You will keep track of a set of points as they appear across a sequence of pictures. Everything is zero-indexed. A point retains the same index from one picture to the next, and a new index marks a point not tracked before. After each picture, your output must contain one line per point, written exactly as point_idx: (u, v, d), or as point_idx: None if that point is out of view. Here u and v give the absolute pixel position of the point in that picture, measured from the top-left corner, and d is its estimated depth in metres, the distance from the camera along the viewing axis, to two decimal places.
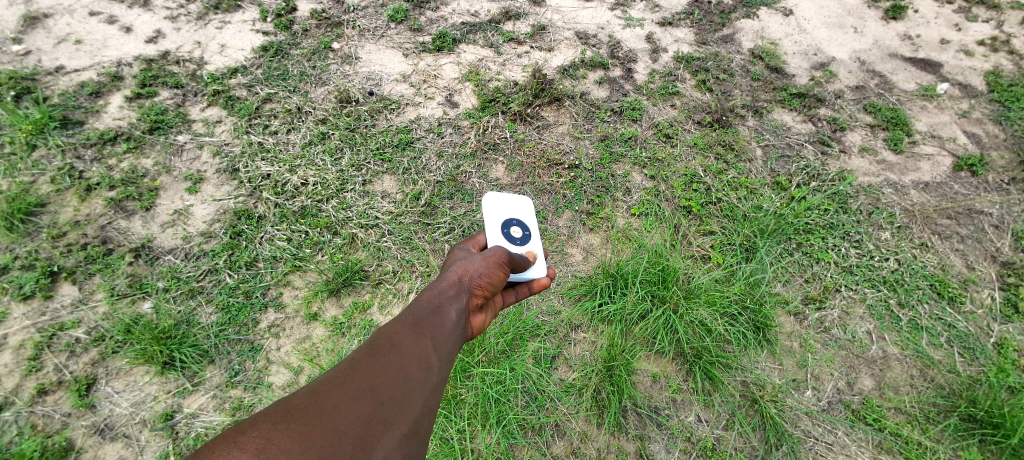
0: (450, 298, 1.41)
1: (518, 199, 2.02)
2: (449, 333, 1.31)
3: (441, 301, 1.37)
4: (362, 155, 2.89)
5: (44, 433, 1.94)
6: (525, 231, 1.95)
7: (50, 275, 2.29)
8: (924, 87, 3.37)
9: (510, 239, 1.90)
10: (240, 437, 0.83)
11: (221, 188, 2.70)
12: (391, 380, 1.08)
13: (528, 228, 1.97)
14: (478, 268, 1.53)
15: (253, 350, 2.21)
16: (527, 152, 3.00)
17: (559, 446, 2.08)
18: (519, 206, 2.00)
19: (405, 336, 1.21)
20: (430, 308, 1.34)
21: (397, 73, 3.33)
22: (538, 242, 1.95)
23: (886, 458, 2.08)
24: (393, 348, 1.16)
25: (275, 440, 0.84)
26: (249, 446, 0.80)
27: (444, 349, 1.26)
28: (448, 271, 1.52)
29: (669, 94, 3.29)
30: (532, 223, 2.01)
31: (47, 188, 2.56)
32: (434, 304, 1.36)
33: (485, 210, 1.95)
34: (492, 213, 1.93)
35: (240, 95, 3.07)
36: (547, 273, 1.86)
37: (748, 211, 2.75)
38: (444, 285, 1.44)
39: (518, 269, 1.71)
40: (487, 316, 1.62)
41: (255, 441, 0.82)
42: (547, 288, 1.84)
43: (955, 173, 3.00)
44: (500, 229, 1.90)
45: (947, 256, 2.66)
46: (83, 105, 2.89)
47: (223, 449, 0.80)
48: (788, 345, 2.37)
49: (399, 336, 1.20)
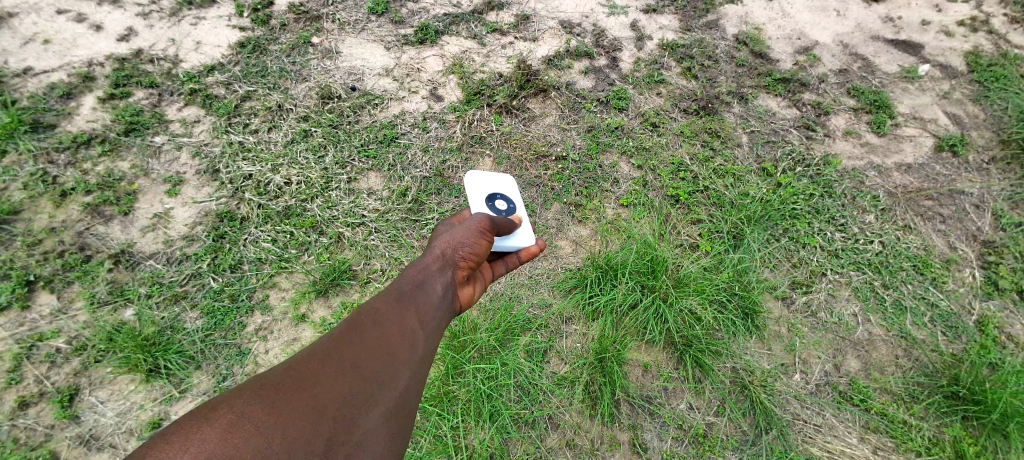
0: (434, 273, 1.46)
1: (501, 177, 2.05)
2: (435, 306, 1.38)
3: (425, 278, 1.42)
4: (347, 151, 2.85)
5: (28, 446, 1.90)
6: (510, 204, 1.96)
7: (27, 284, 2.23)
8: (906, 69, 3.39)
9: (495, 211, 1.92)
10: (213, 412, 0.84)
11: (202, 190, 2.65)
12: (376, 353, 1.13)
13: (513, 201, 1.98)
14: (462, 239, 1.56)
15: (241, 353, 2.18)
16: (514, 144, 2.97)
17: (554, 438, 2.09)
18: (502, 183, 2.03)
19: (389, 311, 1.26)
20: (414, 283, 1.40)
21: (380, 67, 3.27)
22: (523, 212, 1.96)
23: (873, 437, 2.12)
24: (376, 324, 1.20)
25: (252, 413, 0.86)
26: (222, 420, 0.82)
27: (431, 322, 1.33)
28: (432, 244, 1.56)
29: (655, 82, 3.28)
30: (517, 197, 2.03)
31: (20, 195, 2.49)
32: (420, 280, 1.42)
33: (469, 186, 1.97)
34: (475, 190, 1.95)
35: (219, 93, 3.00)
36: (534, 241, 1.85)
37: (735, 198, 2.76)
38: (428, 261, 1.48)
39: (503, 232, 1.74)
40: (475, 288, 1.65)
41: (230, 415, 0.84)
42: (536, 256, 1.83)
43: (937, 154, 3.04)
44: (485, 204, 1.93)
45: (930, 237, 2.70)
46: (54, 108, 2.80)
47: (195, 424, 0.81)
48: (776, 330, 2.40)
49: (383, 312, 1.25)
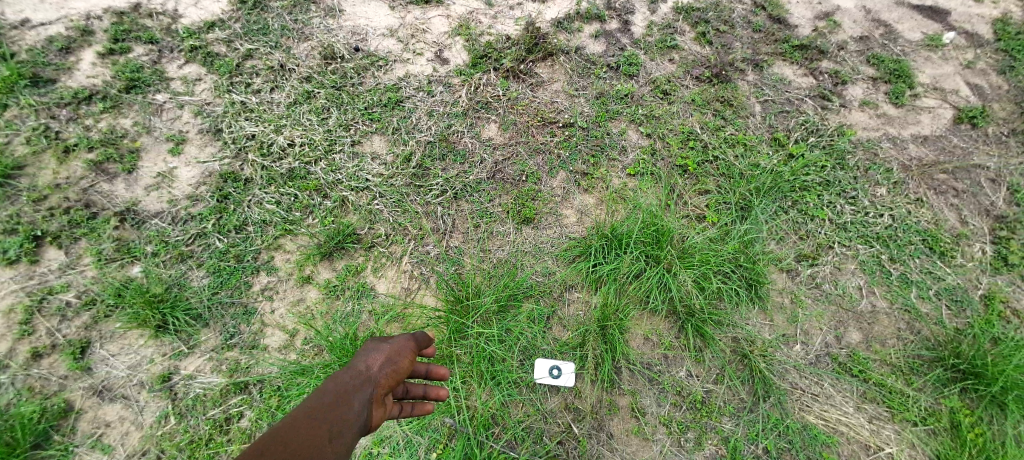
0: (355, 391, 1.20)
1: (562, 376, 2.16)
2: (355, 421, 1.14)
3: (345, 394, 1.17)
4: (350, 114, 2.80)
5: (43, 395, 1.96)
6: (558, 373, 2.16)
7: (35, 240, 2.25)
8: (930, 37, 3.25)
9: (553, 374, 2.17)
10: None
11: (205, 149, 2.62)
12: None
13: (559, 374, 2.16)
14: (387, 353, 1.34)
15: (248, 312, 2.21)
16: (521, 110, 2.91)
17: (554, 401, 2.13)
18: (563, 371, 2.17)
19: (298, 428, 1.04)
20: (333, 396, 1.16)
21: (384, 27, 3.18)
22: (549, 378, 2.16)
23: (869, 406, 2.15)
24: (282, 439, 0.99)
25: None
26: None
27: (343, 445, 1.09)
28: (357, 360, 1.31)
29: (667, 48, 3.18)
30: (559, 377, 2.16)
31: (23, 150, 2.47)
32: (338, 394, 1.17)
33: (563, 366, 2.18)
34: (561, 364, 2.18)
35: (220, 51, 2.94)
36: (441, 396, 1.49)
37: (745, 169, 2.70)
38: (351, 375, 1.24)
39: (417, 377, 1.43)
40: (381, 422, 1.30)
41: None
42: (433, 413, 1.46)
43: (955, 126, 2.95)
44: (554, 370, 2.17)
45: (941, 211, 2.65)
46: (53, 62, 2.76)
47: None
48: (779, 301, 2.40)
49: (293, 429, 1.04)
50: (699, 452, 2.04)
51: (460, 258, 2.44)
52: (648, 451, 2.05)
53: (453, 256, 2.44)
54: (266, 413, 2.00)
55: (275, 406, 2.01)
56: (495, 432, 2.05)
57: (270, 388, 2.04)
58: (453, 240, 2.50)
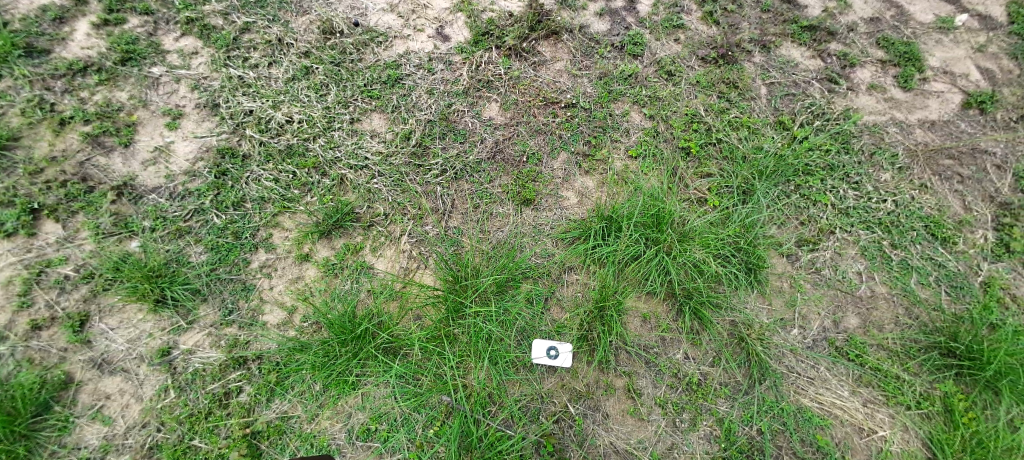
0: None
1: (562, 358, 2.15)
2: None
3: None
4: (349, 90, 2.76)
5: (43, 366, 1.97)
6: (557, 355, 2.15)
7: (31, 212, 2.22)
8: (943, 19, 3.17)
9: (551, 355, 2.16)
10: None
11: (202, 124, 2.59)
12: None
13: (558, 355, 2.15)
14: None
15: (247, 289, 2.22)
16: (522, 90, 2.87)
17: (551, 381, 2.15)
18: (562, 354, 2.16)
19: None
20: None
21: (384, 3, 3.11)
22: (544, 355, 2.15)
23: (864, 390, 2.17)
24: None
25: None
26: None
27: None
28: None
29: (674, 27, 3.11)
30: (558, 359, 2.15)
31: (18, 121, 2.43)
32: None
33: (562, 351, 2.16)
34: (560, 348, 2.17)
35: (216, 23, 2.88)
36: None
37: (749, 152, 2.67)
38: None
39: None
40: None
41: None
42: None
43: (964, 111, 2.90)
44: (551, 351, 2.16)
45: (946, 198, 2.62)
46: (47, 32, 2.69)
47: None
48: (778, 286, 2.39)
49: None
50: (694, 433, 2.06)
51: (460, 238, 2.43)
52: (643, 431, 2.07)
53: (452, 236, 2.44)
54: (265, 388, 2.02)
55: (274, 381, 2.03)
56: (492, 411, 2.06)
57: (269, 364, 2.06)
58: (452, 220, 2.48)
